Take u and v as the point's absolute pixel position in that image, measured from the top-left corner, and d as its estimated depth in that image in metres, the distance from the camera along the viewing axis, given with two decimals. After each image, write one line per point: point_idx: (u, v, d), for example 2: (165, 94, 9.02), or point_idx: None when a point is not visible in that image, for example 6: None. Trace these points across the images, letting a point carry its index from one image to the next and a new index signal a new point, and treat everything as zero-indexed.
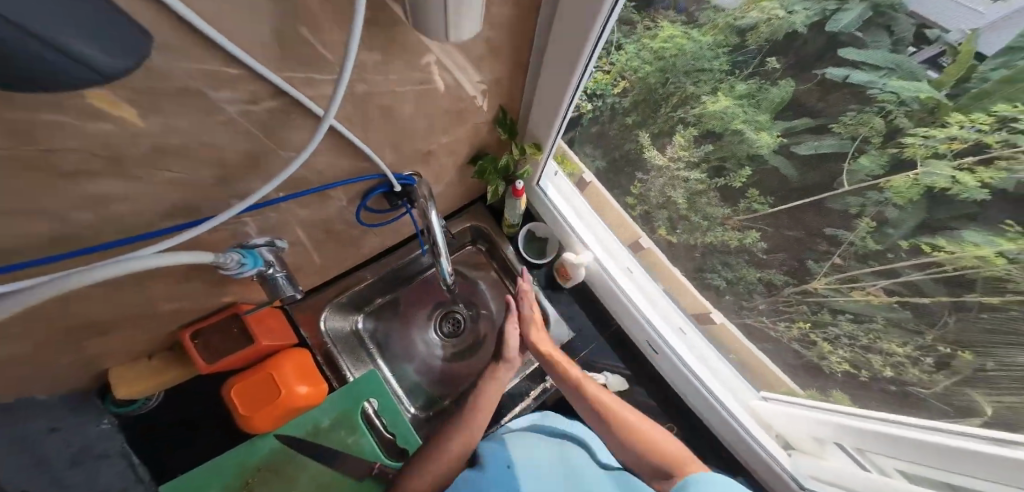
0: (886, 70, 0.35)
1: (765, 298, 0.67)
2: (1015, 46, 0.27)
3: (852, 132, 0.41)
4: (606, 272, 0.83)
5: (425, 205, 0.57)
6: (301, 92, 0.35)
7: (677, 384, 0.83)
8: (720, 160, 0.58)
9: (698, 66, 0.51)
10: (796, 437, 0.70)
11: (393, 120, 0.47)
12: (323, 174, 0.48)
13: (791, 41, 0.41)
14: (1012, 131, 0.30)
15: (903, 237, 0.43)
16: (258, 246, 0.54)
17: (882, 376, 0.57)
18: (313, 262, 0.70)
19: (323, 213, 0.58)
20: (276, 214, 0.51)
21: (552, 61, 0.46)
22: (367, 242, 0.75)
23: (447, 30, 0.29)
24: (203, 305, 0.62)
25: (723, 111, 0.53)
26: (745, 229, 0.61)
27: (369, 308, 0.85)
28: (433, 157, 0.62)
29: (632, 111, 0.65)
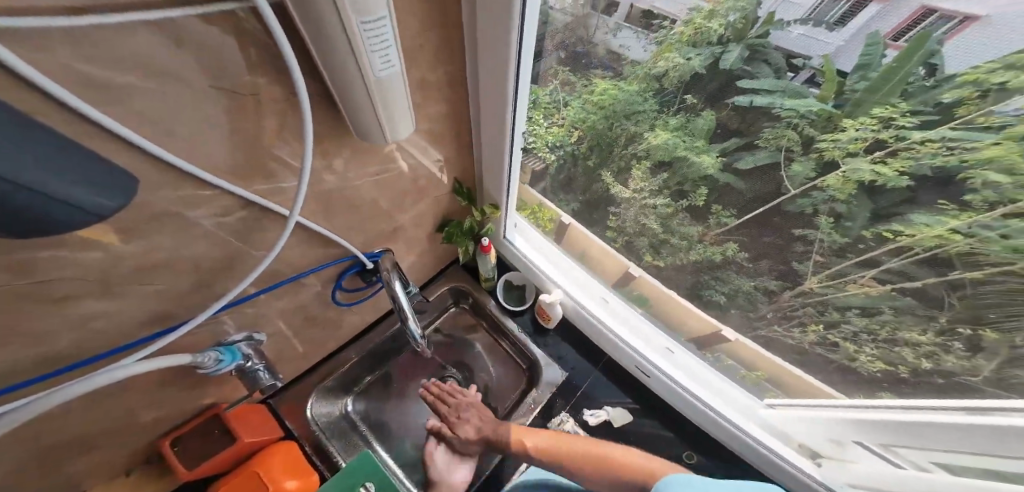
0: (777, 93, 0.40)
1: (769, 306, 0.64)
2: (863, 63, 0.33)
3: (775, 144, 0.44)
4: (581, 305, 0.85)
5: (388, 277, 0.58)
6: (269, 201, 0.38)
7: (688, 412, 0.78)
8: (679, 185, 0.60)
9: (631, 109, 0.55)
10: (816, 441, 0.67)
11: (358, 206, 0.51)
12: (297, 261, 0.51)
13: (697, 80, 0.45)
14: (897, 128, 0.35)
15: (862, 228, 0.43)
16: (236, 342, 0.55)
17: (921, 369, 0.51)
18: (296, 350, 0.69)
19: (301, 299, 0.59)
20: (255, 308, 0.53)
21: (487, 131, 0.53)
22: (349, 320, 0.76)
23: (385, 129, 0.34)
24: (184, 408, 0.61)
25: (667, 144, 0.55)
26: (723, 242, 0.62)
27: (358, 388, 0.83)
28: (401, 232, 0.65)
29: (590, 156, 0.68)
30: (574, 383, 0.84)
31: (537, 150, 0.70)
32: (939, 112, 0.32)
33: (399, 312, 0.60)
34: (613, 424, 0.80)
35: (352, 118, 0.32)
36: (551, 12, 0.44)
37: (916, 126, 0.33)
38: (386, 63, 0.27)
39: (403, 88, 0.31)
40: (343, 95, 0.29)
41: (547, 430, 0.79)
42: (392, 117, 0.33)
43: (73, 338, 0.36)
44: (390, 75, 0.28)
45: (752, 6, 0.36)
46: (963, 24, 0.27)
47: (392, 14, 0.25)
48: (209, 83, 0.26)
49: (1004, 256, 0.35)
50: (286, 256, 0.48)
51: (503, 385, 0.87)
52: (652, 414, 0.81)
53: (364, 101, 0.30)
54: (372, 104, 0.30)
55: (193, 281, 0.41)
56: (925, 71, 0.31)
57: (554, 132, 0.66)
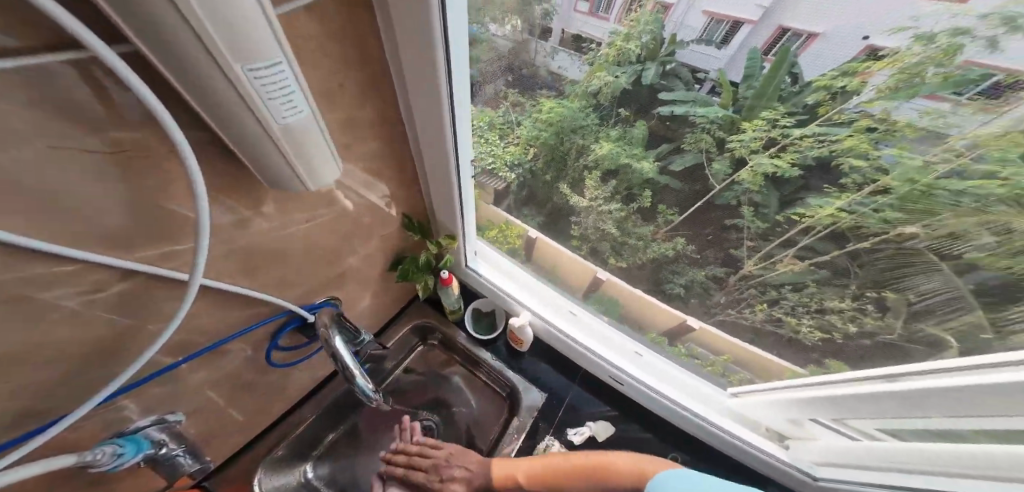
0: (691, 102, 0.45)
1: (722, 292, 0.69)
2: (748, 74, 0.39)
3: (697, 146, 0.50)
4: (551, 323, 0.84)
5: (326, 334, 0.56)
6: (159, 267, 0.33)
7: (665, 413, 0.80)
8: (627, 190, 0.65)
9: (575, 125, 0.59)
10: (777, 423, 0.71)
11: (293, 254, 0.48)
12: (219, 326, 0.46)
13: (626, 94, 0.50)
14: (780, 126, 0.41)
15: (776, 214, 0.49)
16: (142, 428, 0.45)
17: (852, 333, 0.56)
18: (235, 419, 0.62)
19: (232, 367, 0.53)
20: (173, 387, 0.46)
21: (431, 161, 0.54)
22: (297, 380, 0.71)
23: (303, 176, 0.30)
24: None
25: (613, 154, 0.60)
26: (672, 238, 0.67)
27: (318, 450, 0.76)
28: (346, 279, 0.64)
29: (548, 170, 0.71)
30: (556, 402, 0.84)
31: (498, 171, 0.71)
32: (806, 112, 0.39)
33: (343, 370, 0.57)
34: (597, 439, 0.79)
35: (261, 171, 0.29)
36: (494, 38, 0.46)
37: (793, 125, 0.40)
38: (291, 110, 0.24)
39: (319, 134, 0.29)
40: (245, 146, 0.26)
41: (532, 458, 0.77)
42: (311, 163, 0.30)
43: None
44: (298, 120, 0.25)
45: (659, 29, 0.42)
46: (808, 39, 0.34)
47: (290, 58, 0.23)
48: (46, 142, 0.21)
49: (880, 225, 0.41)
50: (198, 326, 0.43)
51: (486, 414, 0.84)
52: (634, 418, 0.82)
53: (273, 153, 0.27)
54: (284, 156, 0.27)
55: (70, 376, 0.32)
56: (791, 79, 0.36)
57: (512, 151, 0.67)
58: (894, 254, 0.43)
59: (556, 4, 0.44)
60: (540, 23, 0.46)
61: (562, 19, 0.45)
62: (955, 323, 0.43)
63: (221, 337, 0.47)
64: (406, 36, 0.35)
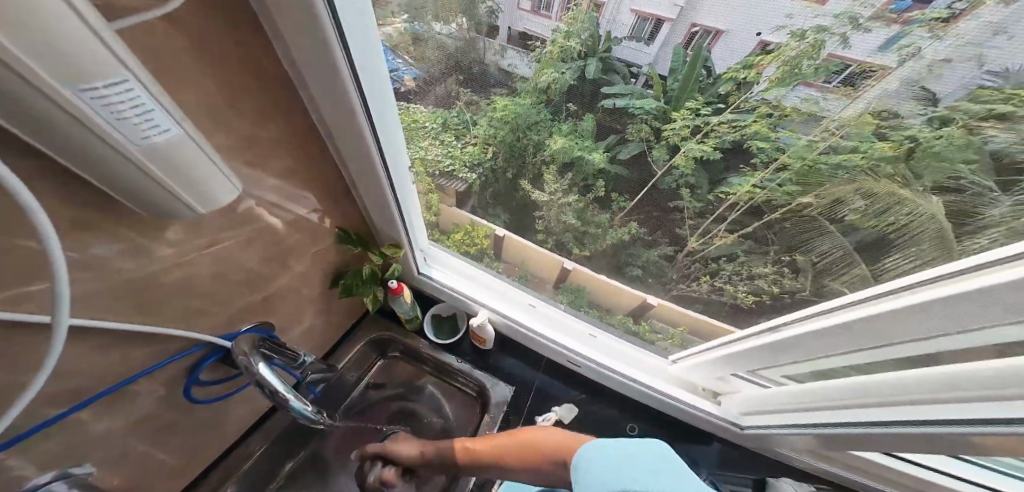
0: (626, 96, 0.49)
1: (674, 269, 0.75)
2: (673, 69, 0.44)
3: (642, 136, 0.54)
4: (507, 316, 0.89)
5: (246, 363, 0.51)
6: (18, 312, 0.29)
7: (620, 386, 0.87)
8: (584, 181, 0.68)
9: (529, 122, 0.61)
10: (708, 382, 0.81)
11: (206, 284, 0.45)
12: (120, 370, 0.41)
13: (573, 90, 0.53)
14: (701, 116, 0.46)
15: (711, 192, 0.55)
16: (43, 486, 0.38)
17: (777, 294, 0.64)
18: (168, 466, 0.56)
19: (146, 412, 0.48)
20: (71, 442, 0.40)
21: (359, 173, 0.53)
22: (235, 413, 0.65)
23: (194, 201, 0.28)
24: None
25: (563, 149, 0.63)
26: (625, 224, 0.72)
27: (277, 481, 0.73)
28: (275, 304, 0.60)
29: (508, 169, 0.72)
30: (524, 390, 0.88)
31: (457, 172, 0.72)
32: (711, 104, 0.44)
33: (271, 397, 0.53)
34: (563, 421, 0.84)
35: (142, 204, 0.27)
36: (440, 37, 0.47)
37: (708, 112, 0.45)
38: (158, 131, 0.22)
39: (208, 158, 0.27)
40: (112, 178, 0.23)
41: None
42: (203, 188, 0.27)
43: None
44: (170, 141, 0.23)
45: (594, 26, 0.45)
46: (714, 37, 0.38)
47: (137, 73, 0.20)
48: None
49: (784, 197, 0.48)
50: (84, 373, 0.37)
51: (460, 420, 0.85)
52: (600, 400, 0.90)
53: (149, 183, 0.24)
54: (165, 186, 0.25)
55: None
56: (706, 71, 0.41)
57: (470, 151, 0.68)
58: (798, 221, 0.50)
59: (500, 3, 0.45)
60: (487, 20, 0.47)
61: (508, 17, 0.46)
62: (844, 277, 0.51)
63: (121, 380, 0.42)
64: (305, 58, 0.35)
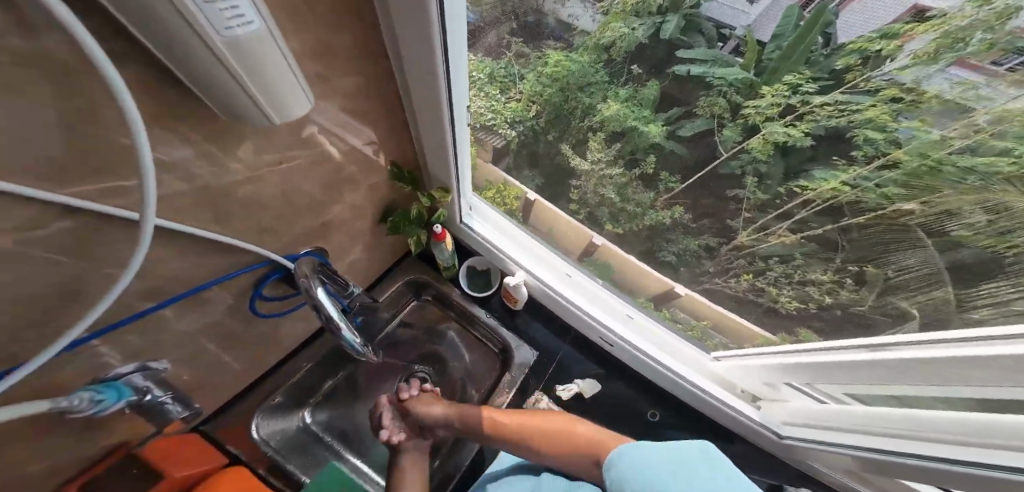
0: (710, 62, 0.47)
1: (711, 261, 0.72)
2: (777, 33, 0.39)
3: (711, 111, 0.53)
4: (542, 283, 0.78)
5: (308, 285, 0.52)
6: (106, 205, 0.25)
7: (643, 370, 0.80)
8: (631, 154, 0.66)
9: (581, 83, 0.58)
10: (751, 385, 0.71)
11: (269, 205, 0.43)
12: (194, 277, 0.41)
13: (641, 50, 0.52)
14: (803, 93, 0.44)
15: (780, 185, 0.53)
16: (124, 375, 0.42)
17: (827, 304, 0.60)
18: (229, 367, 0.62)
19: (210, 319, 0.50)
20: (147, 336, 0.42)
21: (426, 124, 0.49)
22: (287, 335, 0.70)
23: (270, 111, 0.24)
24: (73, 460, 0.45)
25: (618, 116, 0.60)
26: (670, 205, 0.70)
27: (314, 398, 0.77)
28: (332, 228, 0.58)
29: (551, 132, 0.70)
30: (550, 355, 0.84)
31: (498, 126, 0.67)
32: (829, 77, 0.41)
33: (327, 322, 0.55)
34: (584, 395, 0.81)
35: (221, 105, 0.23)
36: None
37: (815, 92, 0.43)
38: (241, 22, 0.17)
39: (286, 65, 0.22)
40: (194, 77, 0.20)
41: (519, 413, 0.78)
42: (280, 97, 0.24)
43: None
44: (256, 36, 0.19)
45: None
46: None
47: None
48: None
49: (878, 200, 0.44)
50: (161, 274, 0.37)
51: (478, 371, 0.83)
52: (617, 377, 0.83)
53: (233, 88, 0.21)
54: (248, 93, 0.22)
55: (21, 318, 0.26)
56: (824, 39, 0.38)
57: (512, 107, 0.65)
58: (887, 228, 0.45)
59: None
60: None
61: None
62: (920, 296, 0.46)
63: (194, 285, 0.42)
64: None
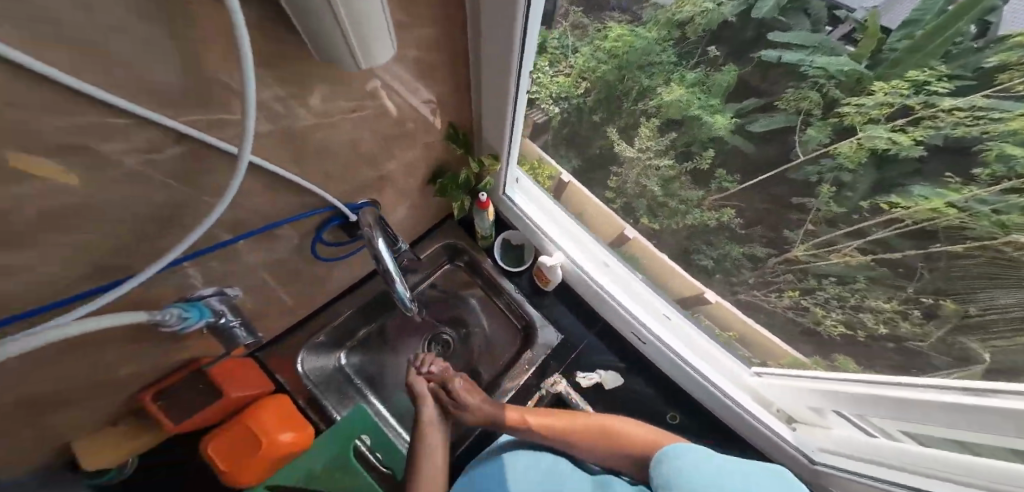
0: (812, 48, 0.43)
1: (752, 271, 0.68)
2: (911, 20, 0.35)
3: (795, 105, 0.46)
4: (581, 269, 0.77)
5: (371, 235, 0.53)
6: (213, 138, 0.27)
7: (673, 374, 0.77)
8: (686, 146, 0.63)
9: (645, 62, 0.57)
10: (792, 406, 0.68)
11: (337, 153, 0.43)
12: (267, 213, 0.43)
13: (723, 28, 0.50)
14: (929, 93, 0.36)
15: (862, 198, 0.46)
16: (206, 297, 0.47)
17: (879, 335, 0.55)
18: (282, 303, 0.66)
19: (272, 256, 0.52)
20: (219, 263, 0.45)
21: (490, 100, 0.50)
22: (335, 281, 0.73)
23: (360, 61, 0.25)
24: (163, 364, 0.54)
25: (680, 100, 0.57)
26: (720, 207, 0.65)
27: (350, 343, 0.80)
28: (388, 183, 0.58)
29: (597, 110, 0.68)
30: (573, 343, 0.82)
31: (541, 102, 0.64)
32: (977, 77, 0.33)
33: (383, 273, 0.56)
34: (604, 386, 0.79)
35: (322, 54, 0.24)
36: None
37: (948, 92, 0.35)
38: None
39: (385, 22, 0.23)
40: (308, 29, 0.21)
41: (538, 391, 0.78)
42: (373, 49, 0.24)
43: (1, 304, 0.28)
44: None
45: None
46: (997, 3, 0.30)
47: None
48: None
49: (990, 229, 0.35)
50: (244, 205, 0.39)
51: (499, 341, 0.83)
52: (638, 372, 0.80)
53: (336, 39, 0.21)
54: (347, 44, 0.22)
55: (130, 232, 0.30)
56: (977, 28, 0.32)
57: (559, 82, 0.62)
58: (989, 262, 0.38)
59: None
60: None
61: None
62: (999, 341, 0.41)
63: (269, 222, 0.45)
64: None
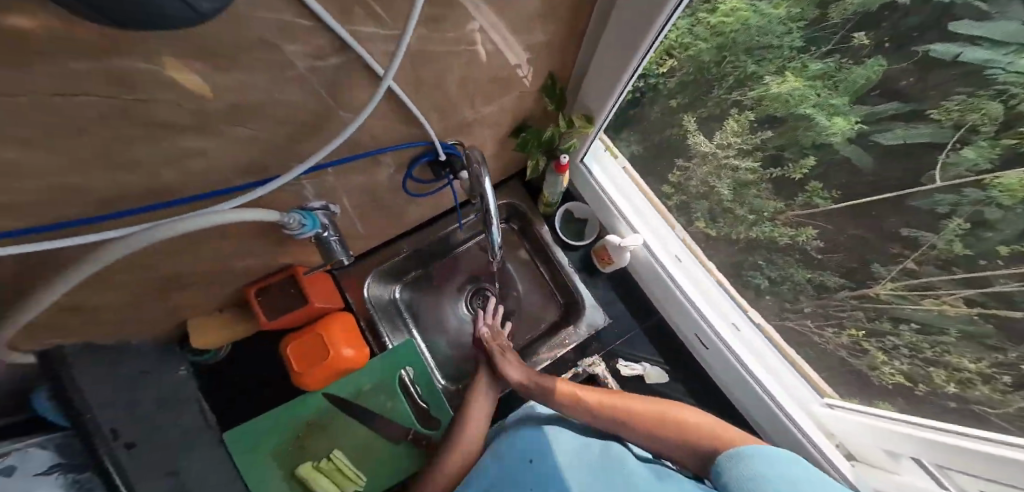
0: (1013, 47, 0.29)
1: (812, 299, 0.64)
2: None
3: (957, 118, 0.36)
4: (652, 256, 0.78)
5: (476, 171, 0.47)
6: (363, 48, 0.28)
7: (728, 386, 0.76)
8: (778, 149, 0.55)
9: (761, 42, 0.47)
10: (865, 445, 0.63)
11: (446, 86, 0.42)
12: (378, 138, 0.44)
13: (886, 12, 0.35)
14: None
15: (1002, 242, 0.38)
16: (314, 210, 0.51)
17: (943, 392, 0.54)
18: (357, 231, 0.68)
19: (371, 180, 0.54)
20: (333, 177, 0.48)
21: (608, 59, 0.47)
22: (412, 214, 0.74)
23: None
24: (268, 264, 0.62)
25: (791, 93, 0.49)
26: (797, 225, 0.59)
27: (406, 278, 0.83)
28: (478, 129, 0.57)
29: (679, 94, 0.64)
30: (619, 330, 0.83)
31: None
32: None
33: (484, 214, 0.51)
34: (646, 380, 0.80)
35: None
36: None
37: None
38: None
39: None
40: None
41: (575, 367, 0.80)
42: None
43: (174, 173, 0.33)
44: None
45: None
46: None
47: None
48: None
49: None
50: (368, 124, 0.40)
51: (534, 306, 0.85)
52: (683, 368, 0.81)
53: None
54: None
55: (285, 131, 0.35)
56: None
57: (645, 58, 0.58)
58: None
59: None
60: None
61: None
62: None
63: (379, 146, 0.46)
64: None
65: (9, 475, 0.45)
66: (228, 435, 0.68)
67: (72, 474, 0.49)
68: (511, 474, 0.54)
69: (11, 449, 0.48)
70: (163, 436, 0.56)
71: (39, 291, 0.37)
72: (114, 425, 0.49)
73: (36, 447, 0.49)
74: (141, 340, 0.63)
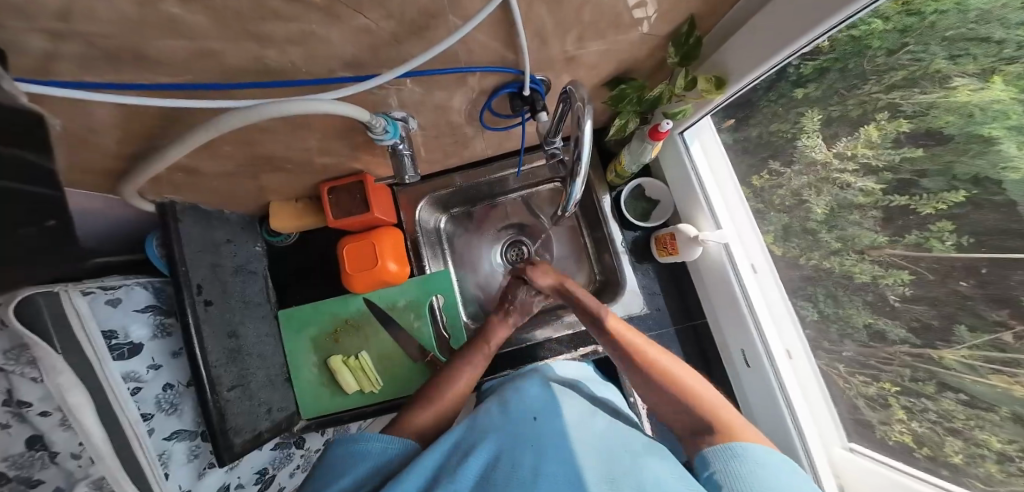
0: None
1: (858, 345, 0.58)
2: None
3: None
4: (729, 258, 0.71)
5: (579, 111, 0.41)
6: None
7: (754, 416, 0.71)
8: (917, 173, 0.45)
9: (972, 32, 0.36)
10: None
11: (563, 7, 0.36)
12: (474, 54, 0.40)
13: None
14: None
15: None
16: (396, 120, 0.49)
17: (940, 457, 0.49)
18: (419, 155, 0.66)
19: (450, 102, 0.50)
20: (419, 91, 0.45)
21: (774, 22, 0.38)
22: (473, 148, 0.71)
23: None
24: (343, 167, 0.63)
25: (983, 106, 0.36)
26: (891, 267, 0.50)
27: (455, 212, 0.84)
28: (574, 68, 0.50)
29: (812, 82, 0.53)
30: (651, 322, 0.80)
31: None
32: None
33: (572, 162, 0.45)
34: None
35: None
36: None
37: None
38: None
39: None
40: None
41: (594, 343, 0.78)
42: None
43: (281, 53, 0.31)
44: None
45: None
46: None
47: None
48: None
49: None
50: (476, 35, 0.36)
51: (568, 269, 0.85)
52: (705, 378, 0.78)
53: None
54: None
55: (391, 30, 0.32)
56: None
57: None
58: None
59: None
60: None
61: None
62: None
63: (472, 65, 0.42)
64: None
65: (117, 307, 0.50)
66: (280, 313, 0.75)
67: (160, 315, 0.55)
68: (514, 419, 0.55)
69: (122, 283, 0.52)
70: (230, 303, 0.61)
71: (163, 146, 0.40)
72: (199, 281, 0.54)
73: (140, 287, 0.54)
74: (229, 213, 0.67)
